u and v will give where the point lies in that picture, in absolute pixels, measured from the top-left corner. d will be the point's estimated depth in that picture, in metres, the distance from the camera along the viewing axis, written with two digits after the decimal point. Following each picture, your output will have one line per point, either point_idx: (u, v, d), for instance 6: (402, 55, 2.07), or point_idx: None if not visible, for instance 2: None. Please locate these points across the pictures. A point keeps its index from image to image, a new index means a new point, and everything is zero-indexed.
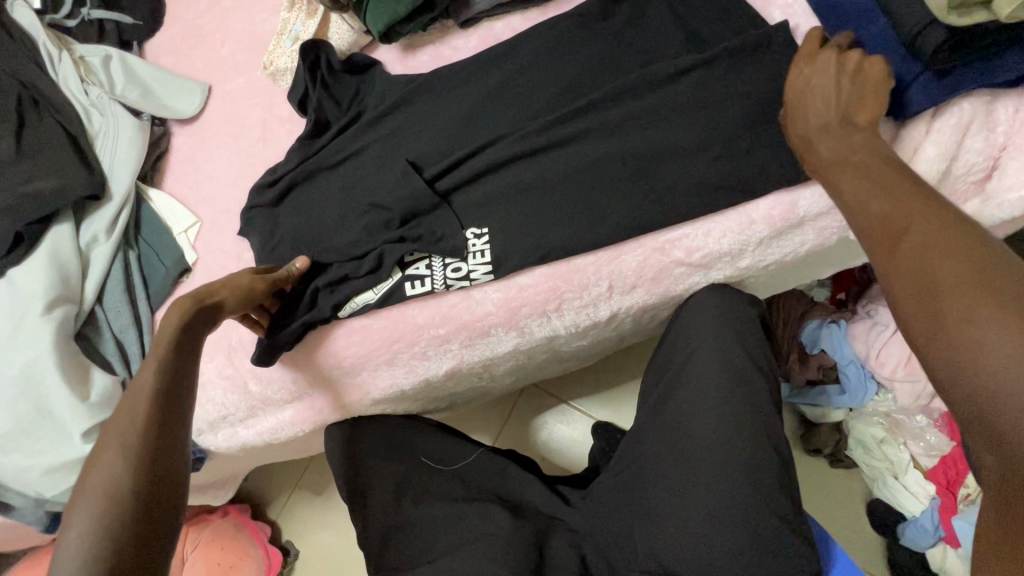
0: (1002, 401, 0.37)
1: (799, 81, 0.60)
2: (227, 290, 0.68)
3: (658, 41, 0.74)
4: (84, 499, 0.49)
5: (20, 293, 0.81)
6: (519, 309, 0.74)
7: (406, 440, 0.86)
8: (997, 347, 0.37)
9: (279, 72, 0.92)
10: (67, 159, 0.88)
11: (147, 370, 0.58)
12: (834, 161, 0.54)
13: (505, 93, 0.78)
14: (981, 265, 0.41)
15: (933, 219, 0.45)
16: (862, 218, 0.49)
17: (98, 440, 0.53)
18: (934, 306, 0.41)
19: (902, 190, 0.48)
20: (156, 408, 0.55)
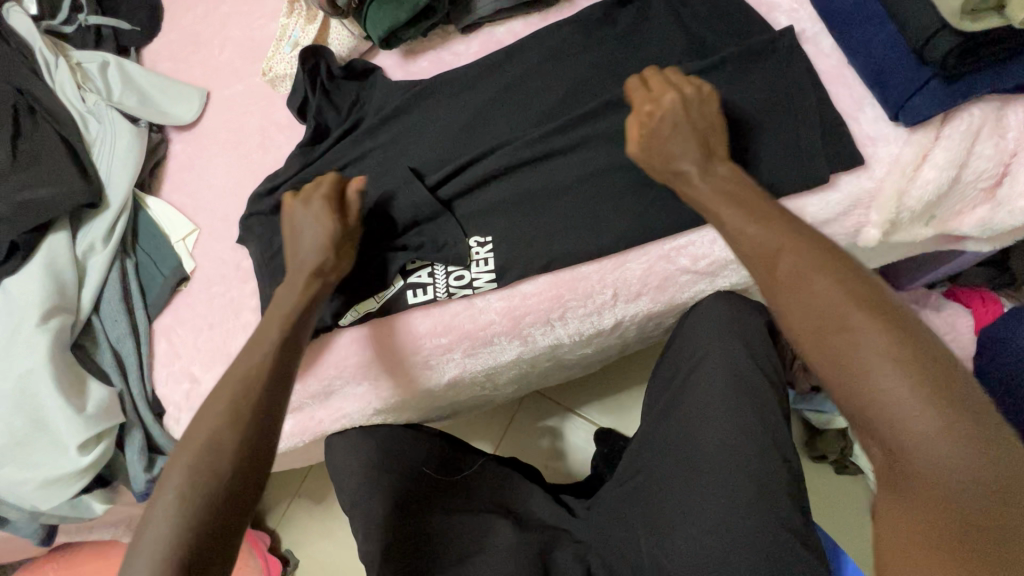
0: (883, 399, 0.42)
1: (659, 121, 0.61)
2: (338, 256, 0.69)
3: (663, 46, 0.73)
4: (184, 460, 0.53)
5: (15, 303, 0.80)
6: (522, 317, 0.73)
7: (403, 450, 0.82)
8: (872, 352, 0.43)
9: (279, 78, 0.91)
10: (64, 167, 0.87)
11: (258, 352, 0.62)
12: (714, 193, 0.57)
13: (508, 99, 0.77)
14: (847, 281, 0.47)
15: (805, 246, 0.50)
16: (746, 245, 0.53)
17: (204, 410, 0.57)
18: (819, 323, 0.46)
19: (775, 220, 0.53)
20: (263, 390, 0.59)
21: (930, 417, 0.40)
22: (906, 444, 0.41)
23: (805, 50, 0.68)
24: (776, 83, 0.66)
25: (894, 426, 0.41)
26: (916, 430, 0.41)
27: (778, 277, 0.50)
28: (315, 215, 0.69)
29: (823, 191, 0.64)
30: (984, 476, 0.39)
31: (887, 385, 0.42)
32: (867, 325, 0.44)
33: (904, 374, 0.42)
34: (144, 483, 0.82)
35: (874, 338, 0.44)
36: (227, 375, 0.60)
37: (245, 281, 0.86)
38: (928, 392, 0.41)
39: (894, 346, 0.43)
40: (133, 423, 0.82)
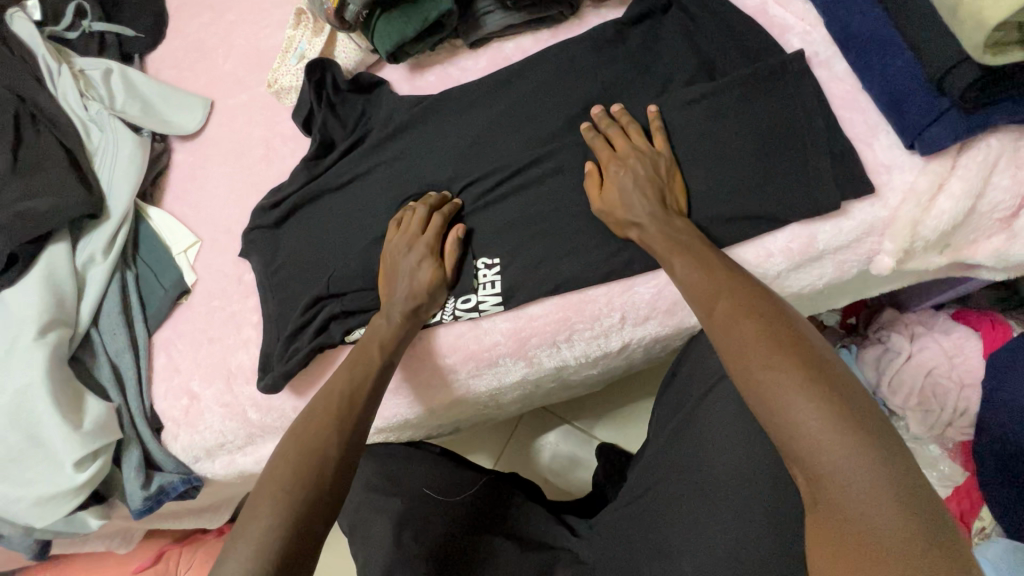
0: (798, 427, 0.44)
1: (619, 176, 0.65)
2: (432, 302, 0.70)
3: (674, 66, 0.72)
4: (287, 464, 0.57)
5: (13, 315, 0.79)
6: (528, 339, 0.72)
7: (404, 473, 0.84)
8: (787, 383, 0.46)
9: (284, 90, 0.90)
10: (65, 178, 0.86)
11: (360, 372, 0.65)
12: (665, 244, 0.61)
13: (516, 116, 0.76)
14: (772, 322, 0.51)
15: (736, 291, 0.54)
16: (691, 289, 0.57)
17: (304, 420, 0.62)
18: (746, 361, 0.49)
19: (716, 267, 0.57)
20: (361, 411, 0.63)
21: (843, 443, 0.42)
22: (825, 471, 0.43)
23: (817, 74, 0.67)
24: (790, 107, 0.65)
25: (814, 455, 0.43)
26: (832, 457, 0.42)
27: (715, 321, 0.54)
28: (417, 257, 0.70)
29: (834, 218, 0.63)
30: (895, 499, 0.40)
31: (802, 414, 0.44)
32: (785, 362, 0.47)
33: (817, 403, 0.44)
34: (141, 500, 0.81)
35: (790, 372, 0.46)
36: (326, 390, 0.64)
37: (246, 295, 0.85)
38: (840, 420, 0.43)
39: (808, 379, 0.46)
40: (130, 439, 0.81)
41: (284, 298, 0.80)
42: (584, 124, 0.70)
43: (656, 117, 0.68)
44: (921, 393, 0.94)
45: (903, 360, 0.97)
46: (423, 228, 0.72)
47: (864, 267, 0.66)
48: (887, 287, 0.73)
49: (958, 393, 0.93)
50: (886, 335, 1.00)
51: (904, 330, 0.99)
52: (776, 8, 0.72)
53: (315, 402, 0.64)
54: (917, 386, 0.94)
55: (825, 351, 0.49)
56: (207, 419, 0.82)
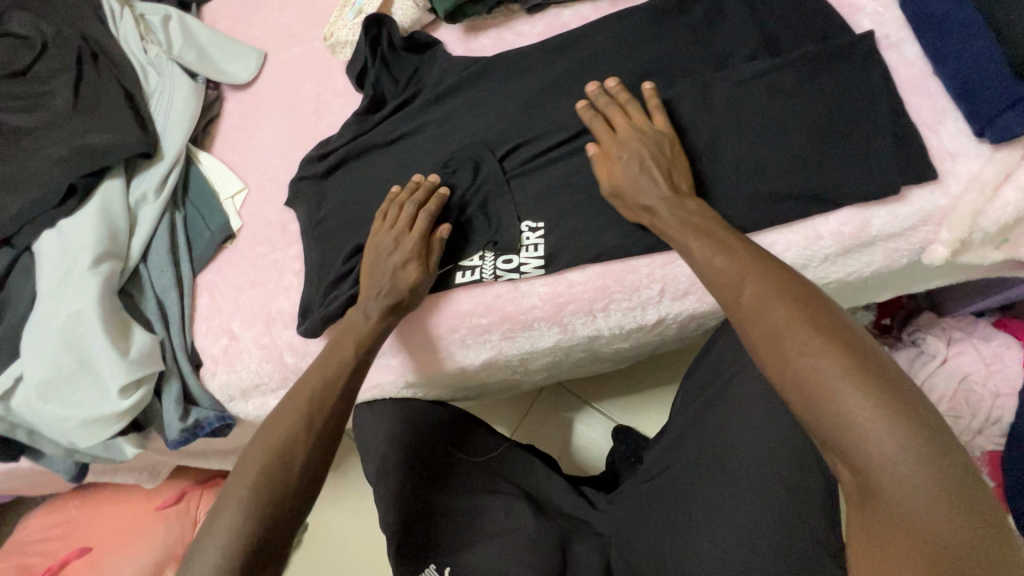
0: (841, 414, 0.44)
1: (624, 161, 0.65)
2: (416, 299, 0.71)
3: (735, 41, 0.71)
4: (253, 469, 0.59)
5: (69, 244, 0.82)
6: (565, 305, 0.73)
7: (434, 430, 0.82)
8: (827, 370, 0.46)
9: (339, 44, 0.91)
10: (124, 117, 0.88)
11: (332, 370, 0.67)
12: (682, 226, 0.60)
13: (571, 83, 0.75)
14: (808, 306, 0.50)
15: (766, 277, 0.53)
16: (713, 274, 0.56)
17: (275, 415, 0.64)
18: (781, 349, 0.49)
19: (740, 251, 0.56)
20: (334, 408, 0.65)
21: (892, 434, 0.42)
22: (872, 462, 0.42)
23: (884, 56, 0.65)
24: (852, 87, 0.64)
25: (863, 446, 0.43)
26: (880, 448, 0.42)
27: (742, 308, 0.53)
28: (403, 257, 0.70)
29: (889, 204, 0.62)
30: (945, 489, 0.40)
31: (850, 402, 0.44)
32: (827, 349, 0.47)
33: (864, 390, 0.44)
34: (178, 431, 0.84)
35: (834, 361, 0.46)
36: (298, 388, 0.66)
37: (289, 244, 0.87)
38: (886, 407, 0.43)
39: (852, 367, 0.45)
40: (171, 373, 0.84)
41: (327, 247, 0.82)
42: (577, 103, 0.70)
43: (652, 94, 0.68)
44: (953, 398, 0.93)
45: (937, 363, 0.95)
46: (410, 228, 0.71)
47: (913, 258, 0.65)
48: (935, 282, 0.72)
49: (993, 401, 0.91)
50: (920, 337, 0.99)
51: (941, 334, 0.97)
52: None
53: (286, 397, 0.66)
54: (949, 391, 0.93)
55: (863, 336, 0.48)
56: (245, 359, 0.84)
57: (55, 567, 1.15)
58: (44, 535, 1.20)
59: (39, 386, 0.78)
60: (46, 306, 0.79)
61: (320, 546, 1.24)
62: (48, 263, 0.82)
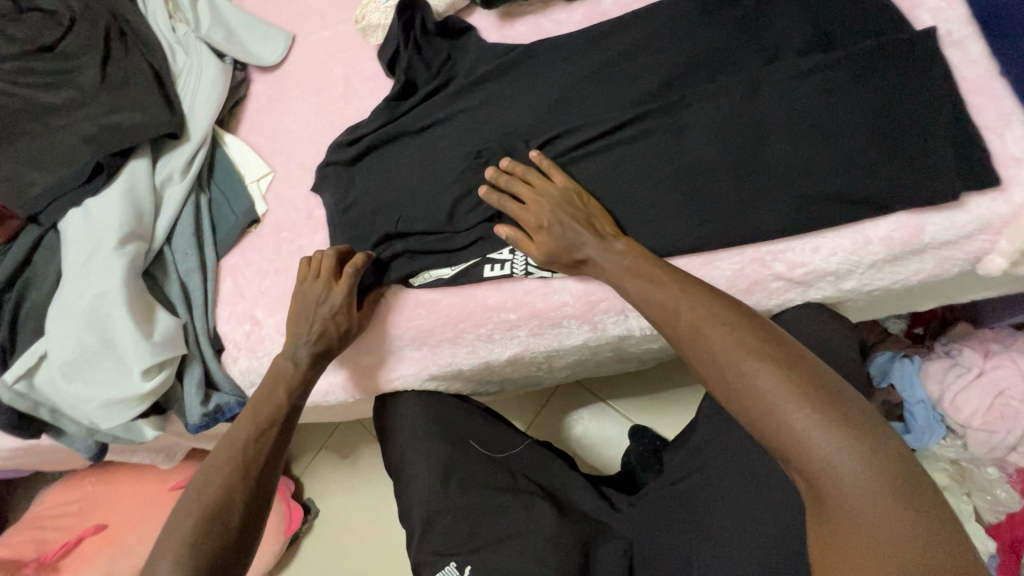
0: (785, 427, 0.45)
1: (546, 231, 0.65)
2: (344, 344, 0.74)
3: (786, 34, 0.68)
4: (185, 530, 0.56)
5: (95, 223, 0.81)
6: (597, 303, 0.71)
7: (458, 424, 0.83)
8: (767, 385, 0.47)
9: (371, 27, 0.88)
10: (151, 96, 0.87)
11: (265, 419, 0.67)
12: (618, 268, 0.61)
13: (610, 74, 0.73)
14: (738, 326, 0.52)
15: (700, 302, 0.55)
16: (650, 308, 0.58)
17: (205, 468, 0.62)
18: (721, 372, 0.50)
19: (669, 282, 0.58)
20: (271, 456, 0.64)
21: (832, 439, 0.44)
22: (819, 469, 0.43)
23: (945, 55, 0.62)
24: (911, 86, 0.61)
25: (808, 455, 0.44)
26: (825, 455, 0.43)
27: (682, 336, 0.55)
28: (330, 313, 0.71)
29: (945, 210, 0.60)
30: (886, 482, 0.42)
31: (790, 415, 0.45)
32: (765, 365, 0.48)
33: (801, 401, 0.45)
34: (199, 416, 0.83)
35: (774, 376, 0.47)
36: (227, 444, 0.63)
37: (315, 230, 0.86)
38: (823, 412, 0.45)
39: (790, 379, 0.47)
40: (193, 357, 0.83)
41: (354, 235, 0.80)
42: (481, 190, 0.71)
43: (542, 156, 0.71)
44: (988, 412, 0.88)
45: (973, 376, 0.91)
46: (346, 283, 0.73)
47: (966, 267, 0.63)
48: (983, 292, 0.69)
49: None
50: (955, 351, 0.95)
51: (979, 346, 0.94)
52: None
53: (217, 448, 0.64)
54: (984, 405, 0.88)
55: (791, 346, 0.50)
56: (267, 345, 0.83)
57: (70, 543, 1.15)
58: (61, 511, 1.21)
59: (62, 365, 0.77)
60: (71, 285, 0.79)
61: (332, 532, 1.25)
62: (74, 242, 0.81)
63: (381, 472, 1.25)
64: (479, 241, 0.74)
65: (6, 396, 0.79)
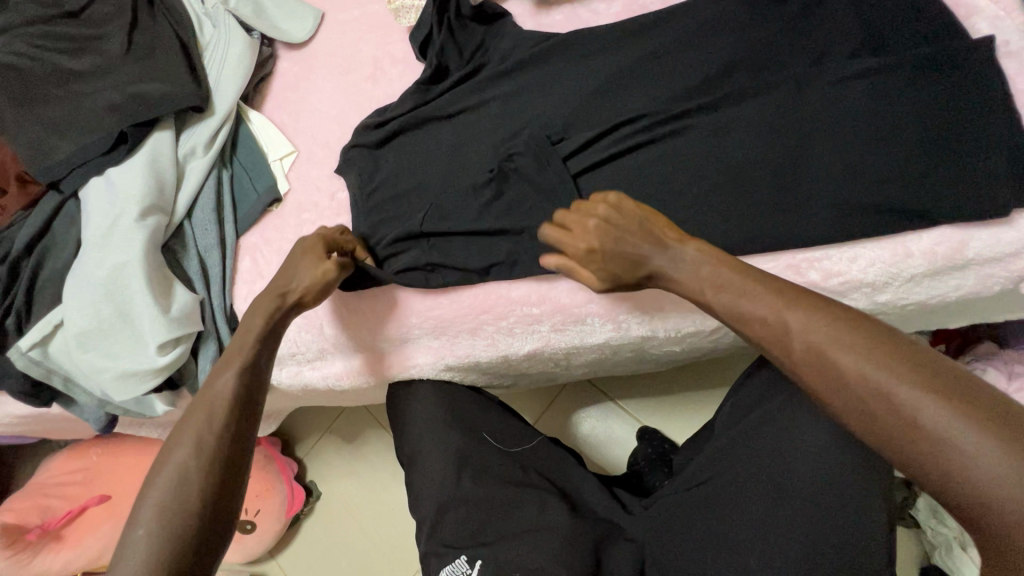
0: (963, 459, 0.41)
1: (608, 256, 0.60)
2: (314, 291, 0.69)
3: (835, 35, 0.66)
4: (152, 504, 0.54)
5: (117, 193, 0.80)
6: (622, 302, 0.70)
7: (474, 417, 0.83)
8: (929, 414, 0.43)
9: (403, 8, 0.86)
10: (178, 68, 0.86)
11: (224, 376, 0.62)
12: (694, 278, 0.57)
13: (650, 68, 0.71)
14: (872, 345, 0.47)
15: (816, 320, 0.49)
16: (748, 327, 0.53)
17: (174, 430, 0.59)
18: (865, 401, 0.46)
19: (770, 297, 0.52)
20: (229, 419, 0.60)
21: (1013, 470, 0.39)
22: (1004, 509, 0.39)
23: (1001, 65, 0.60)
24: (961, 96, 0.60)
25: (992, 499, 0.40)
26: (1005, 490, 0.39)
27: (801, 361, 0.49)
28: (303, 254, 0.71)
29: (990, 227, 0.58)
30: None
31: (960, 445, 0.41)
32: (921, 393, 0.44)
33: (971, 426, 0.41)
34: None
35: (942, 407, 0.43)
36: (191, 409, 0.60)
37: (337, 213, 0.85)
38: (999, 438, 0.41)
39: (956, 406, 0.42)
40: (209, 334, 0.82)
41: (377, 221, 0.79)
42: (543, 235, 0.64)
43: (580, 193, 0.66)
44: None
45: None
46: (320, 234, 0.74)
47: (1007, 285, 0.61)
48: (1020, 312, 0.67)
49: None
50: (978, 369, 0.92)
51: (1003, 367, 0.90)
52: None
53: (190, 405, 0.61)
54: None
55: (938, 365, 0.46)
56: None
57: (74, 511, 1.15)
58: (67, 478, 1.20)
59: (78, 334, 0.77)
60: (90, 256, 0.78)
61: (336, 513, 1.24)
62: (95, 211, 0.80)
63: (386, 457, 1.24)
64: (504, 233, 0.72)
65: (21, 362, 0.79)
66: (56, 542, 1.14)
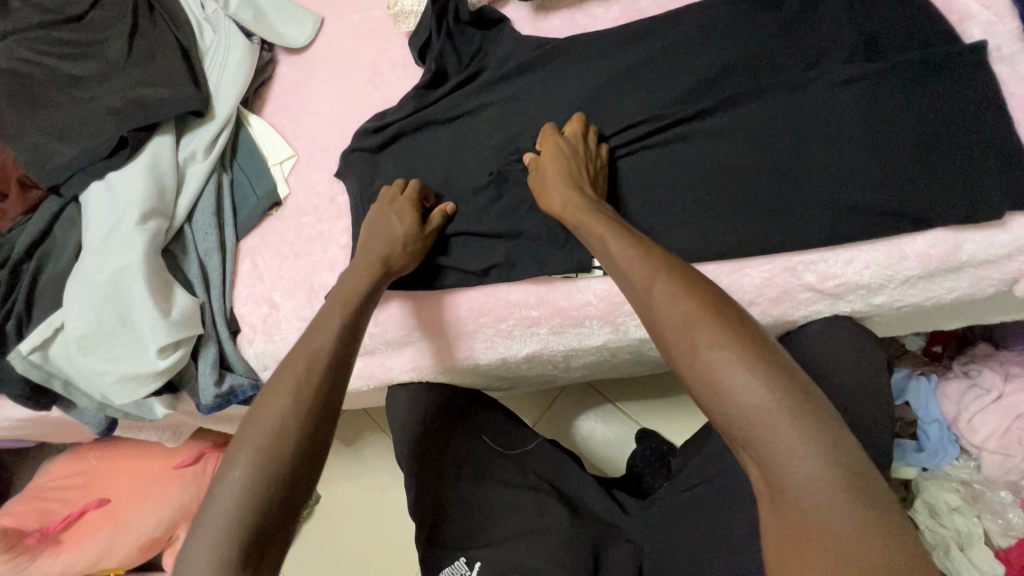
0: (754, 417, 0.44)
1: (561, 143, 0.67)
2: (402, 252, 0.70)
3: (830, 40, 0.66)
4: (252, 444, 0.50)
5: (118, 197, 0.81)
6: (621, 304, 0.70)
7: (474, 419, 0.83)
8: (732, 372, 0.45)
9: (403, 14, 0.87)
10: (179, 73, 0.87)
11: (323, 329, 0.60)
12: (599, 224, 0.59)
13: (647, 72, 0.72)
14: (716, 305, 0.49)
15: (676, 278, 0.51)
16: (622, 275, 0.55)
17: (274, 373, 0.56)
18: (691, 351, 0.48)
19: (646, 254, 0.54)
20: (328, 373, 0.57)
21: (794, 432, 0.43)
22: (782, 466, 0.43)
23: (993, 70, 0.61)
24: (953, 101, 0.60)
25: (775, 457, 0.43)
26: (782, 450, 0.43)
27: (651, 308, 0.52)
28: (397, 212, 0.72)
29: (984, 229, 0.59)
30: (842, 481, 0.41)
31: (751, 402, 0.44)
32: (758, 380, 0.45)
33: (766, 388, 0.44)
34: (212, 397, 0.82)
35: (768, 398, 0.44)
36: (291, 354, 0.58)
37: (337, 216, 0.85)
38: (789, 404, 0.44)
39: (762, 371, 0.45)
40: (209, 338, 0.82)
41: None
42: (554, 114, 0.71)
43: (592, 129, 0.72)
44: (1005, 435, 0.86)
45: (990, 400, 0.88)
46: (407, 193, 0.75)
47: (1001, 287, 0.62)
48: (1015, 313, 0.68)
49: None
50: (975, 371, 0.93)
51: (998, 369, 0.91)
52: None
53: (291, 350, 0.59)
54: (1000, 427, 0.86)
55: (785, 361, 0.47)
56: (283, 329, 0.82)
57: (72, 516, 1.15)
58: (65, 482, 1.20)
59: (78, 338, 0.77)
60: (90, 259, 0.78)
61: (335, 516, 1.24)
62: (95, 215, 0.81)
63: (386, 460, 1.25)
64: (503, 237, 0.73)
65: (21, 365, 0.79)
66: (55, 545, 1.14)
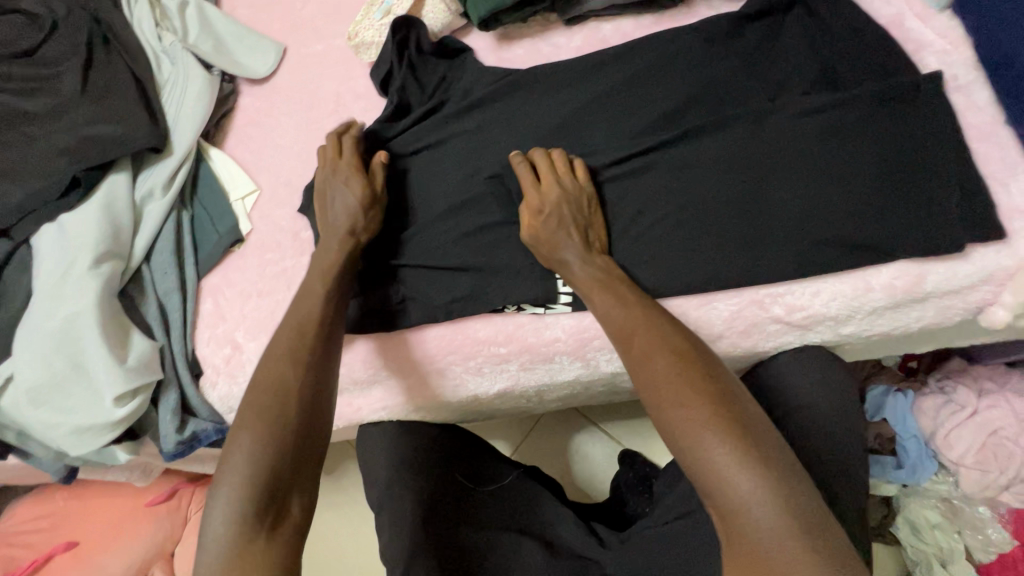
0: (714, 464, 0.44)
1: (545, 217, 0.63)
2: (367, 218, 0.70)
3: (789, 71, 0.67)
4: (252, 414, 0.56)
5: (70, 240, 0.78)
6: (590, 340, 0.69)
7: (448, 452, 0.80)
8: (696, 421, 0.46)
9: (364, 45, 0.85)
10: (135, 108, 0.84)
11: (311, 299, 0.64)
12: (587, 280, 0.61)
13: (610, 103, 0.71)
14: (688, 356, 0.51)
15: (653, 330, 0.54)
16: (608, 327, 0.57)
17: (269, 347, 0.61)
18: (660, 400, 0.49)
19: (631, 304, 0.57)
20: (317, 338, 0.61)
21: (751, 480, 0.43)
22: (738, 510, 0.43)
23: (950, 100, 0.61)
24: (910, 132, 0.60)
25: (733, 503, 0.43)
26: (741, 496, 0.43)
27: (629, 357, 0.54)
28: (343, 181, 0.70)
29: (946, 261, 0.59)
30: (798, 530, 0.41)
31: (712, 451, 0.45)
32: (721, 433, 0.45)
33: (725, 437, 0.45)
34: (174, 443, 0.79)
35: (732, 451, 0.44)
36: (283, 326, 0.62)
37: (301, 252, 0.83)
38: (747, 454, 0.44)
39: (726, 422, 0.46)
40: (170, 382, 0.79)
41: None
42: (516, 159, 0.68)
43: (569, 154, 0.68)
44: (982, 450, 0.85)
45: (965, 416, 0.87)
46: (340, 152, 0.74)
47: (965, 316, 0.62)
48: (983, 338, 0.68)
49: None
50: (950, 387, 0.91)
51: (973, 384, 0.91)
52: (913, 22, 0.66)
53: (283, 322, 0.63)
54: (976, 443, 0.86)
55: (752, 413, 0.48)
56: (246, 371, 0.80)
57: (37, 561, 1.11)
58: (30, 526, 1.16)
59: (28, 389, 0.73)
60: (41, 306, 0.75)
61: (312, 553, 1.20)
62: (47, 259, 0.78)
63: None
64: (470, 274, 0.71)
65: None
66: None
